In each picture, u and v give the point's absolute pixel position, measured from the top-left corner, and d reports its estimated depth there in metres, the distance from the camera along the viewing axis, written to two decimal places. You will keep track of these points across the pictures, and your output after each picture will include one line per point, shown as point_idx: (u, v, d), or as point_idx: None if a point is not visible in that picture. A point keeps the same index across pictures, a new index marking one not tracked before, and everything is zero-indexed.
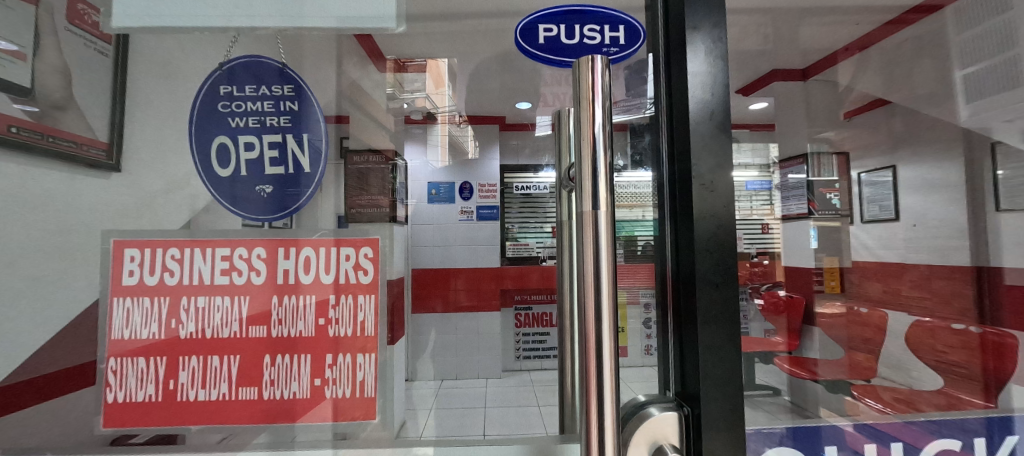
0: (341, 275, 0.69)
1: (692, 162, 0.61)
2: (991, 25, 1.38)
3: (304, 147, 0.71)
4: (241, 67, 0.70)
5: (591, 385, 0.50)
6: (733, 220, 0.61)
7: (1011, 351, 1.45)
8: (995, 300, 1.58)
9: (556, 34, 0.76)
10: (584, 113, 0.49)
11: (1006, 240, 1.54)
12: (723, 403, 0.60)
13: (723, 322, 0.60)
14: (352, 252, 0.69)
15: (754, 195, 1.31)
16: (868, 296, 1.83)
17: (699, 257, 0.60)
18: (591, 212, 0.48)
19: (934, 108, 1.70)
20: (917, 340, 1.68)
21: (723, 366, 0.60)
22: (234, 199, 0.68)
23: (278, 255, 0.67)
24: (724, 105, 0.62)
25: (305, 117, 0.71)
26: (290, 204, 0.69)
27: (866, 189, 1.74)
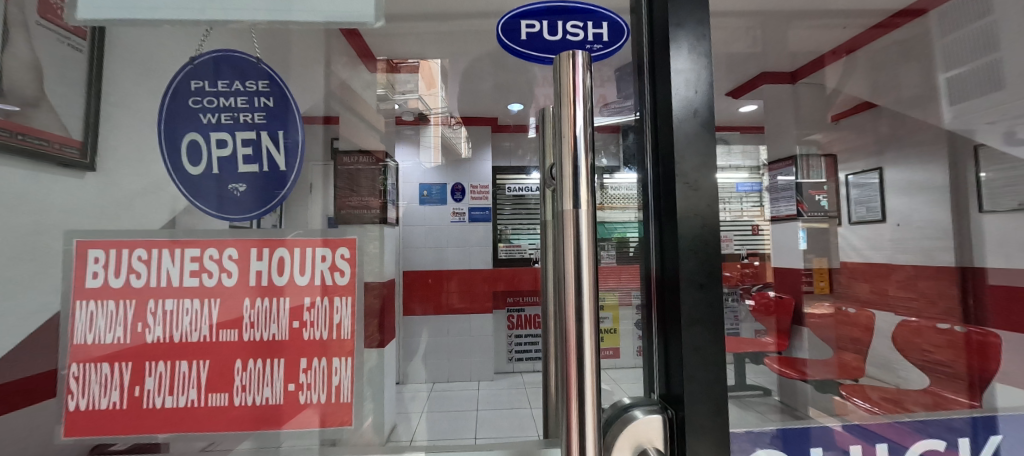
0: (317, 277, 0.68)
1: (676, 162, 0.61)
2: (971, 30, 1.41)
3: (279, 143, 0.70)
4: (213, 62, 0.69)
5: (572, 388, 0.49)
6: (717, 220, 0.61)
7: (994, 350, 1.46)
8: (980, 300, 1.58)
9: (539, 30, 0.74)
10: (565, 111, 0.48)
11: (988, 240, 1.55)
12: (707, 404, 0.60)
13: (705, 322, 0.60)
14: (328, 252, 0.69)
15: (744, 197, 1.34)
16: (858, 297, 1.83)
17: (682, 257, 0.60)
18: (570, 211, 0.48)
19: (918, 110, 1.72)
20: (906, 341, 1.74)
21: (707, 367, 0.60)
22: (206, 198, 0.67)
23: (249, 256, 0.66)
24: (708, 104, 0.62)
25: (280, 113, 0.71)
26: (266, 202, 0.68)
27: (854, 191, 1.78)
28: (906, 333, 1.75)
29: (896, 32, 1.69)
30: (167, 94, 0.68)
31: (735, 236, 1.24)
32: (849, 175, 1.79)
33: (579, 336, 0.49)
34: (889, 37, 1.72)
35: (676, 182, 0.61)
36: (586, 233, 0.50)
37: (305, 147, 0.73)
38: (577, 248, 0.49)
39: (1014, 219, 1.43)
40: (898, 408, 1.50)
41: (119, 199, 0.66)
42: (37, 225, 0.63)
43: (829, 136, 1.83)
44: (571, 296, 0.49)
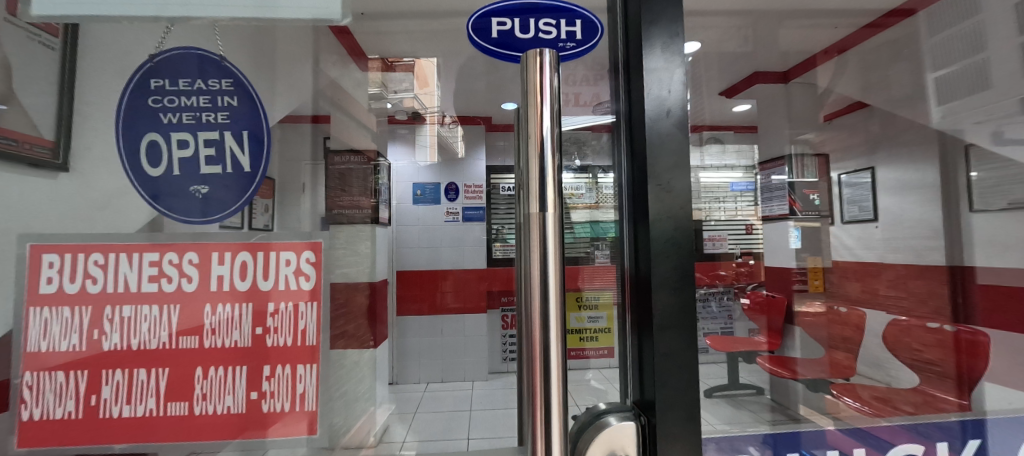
0: (281, 281, 0.67)
1: (649, 164, 0.60)
2: (959, 30, 1.41)
3: (243, 143, 0.69)
4: (173, 61, 0.68)
5: (538, 388, 0.51)
6: (690, 222, 0.60)
7: (982, 348, 1.44)
8: (970, 298, 1.56)
9: (510, 28, 0.70)
10: (531, 113, 0.50)
11: (978, 239, 1.55)
12: (679, 410, 0.59)
13: (677, 327, 0.60)
14: (294, 257, 0.68)
15: (739, 196, 1.44)
16: (847, 295, 1.88)
17: (655, 260, 0.59)
18: (537, 214, 0.50)
19: (908, 110, 1.71)
20: (895, 340, 1.70)
21: (680, 373, 0.60)
22: (169, 199, 0.66)
23: (211, 260, 0.65)
24: (682, 103, 0.62)
25: (244, 112, 0.70)
26: (230, 204, 0.68)
27: (847, 191, 1.87)
28: (895, 332, 1.72)
29: (887, 32, 1.68)
30: (128, 91, 0.67)
31: (730, 236, 1.36)
32: (841, 175, 1.89)
33: (546, 334, 0.51)
34: (881, 36, 1.70)
35: (649, 182, 0.60)
36: (553, 233, 0.51)
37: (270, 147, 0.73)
38: (541, 249, 0.50)
39: (1002, 219, 1.45)
40: (890, 409, 1.48)
41: (95, 200, 0.66)
42: (8, 227, 0.62)
43: (822, 135, 1.95)
44: (538, 301, 0.51)
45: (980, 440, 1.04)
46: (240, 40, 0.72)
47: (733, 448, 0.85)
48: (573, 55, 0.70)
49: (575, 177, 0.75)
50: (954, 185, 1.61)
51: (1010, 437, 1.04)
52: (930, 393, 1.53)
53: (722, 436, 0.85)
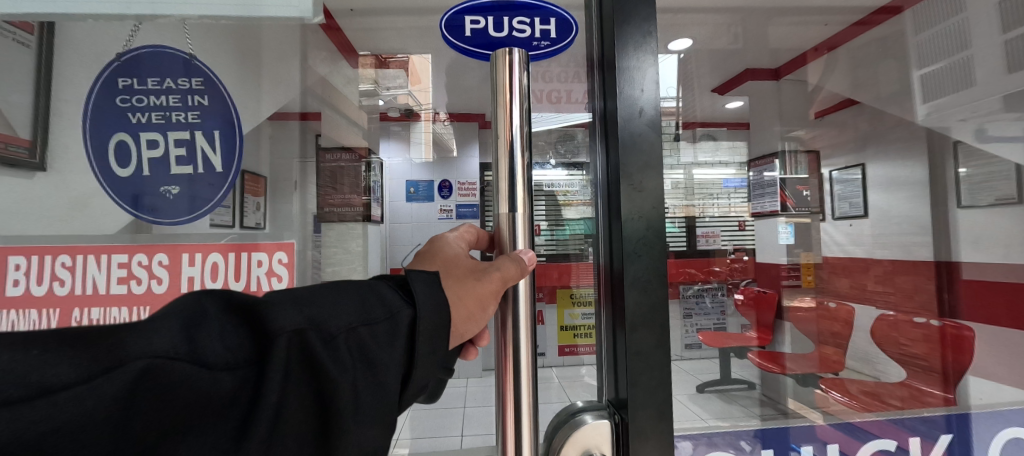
0: (252, 280, 0.82)
1: (622, 164, 0.60)
2: (944, 28, 1.49)
3: (213, 142, 0.83)
4: (138, 62, 0.81)
5: (508, 388, 0.52)
6: (662, 220, 0.61)
7: (968, 343, 1.51)
8: (954, 292, 1.64)
9: (484, 26, 0.66)
10: (502, 114, 0.51)
11: (964, 237, 1.63)
12: (651, 409, 0.60)
13: (649, 326, 0.60)
14: (266, 259, 0.82)
15: (732, 193, 1.49)
16: (837, 291, 1.77)
17: (627, 260, 0.60)
18: (507, 214, 0.51)
19: (895, 107, 1.74)
20: (883, 334, 1.71)
21: (651, 372, 0.60)
22: (147, 199, 0.80)
23: (181, 262, 0.80)
24: (656, 103, 0.62)
25: (214, 111, 0.84)
26: (206, 201, 0.82)
27: (838, 187, 1.78)
28: (882, 325, 1.72)
29: (876, 29, 1.72)
30: (96, 93, 0.80)
31: (723, 233, 1.44)
32: (832, 171, 1.79)
33: (516, 332, 0.52)
34: (870, 34, 1.73)
35: (621, 176, 0.61)
36: (522, 232, 0.53)
37: (239, 144, 0.86)
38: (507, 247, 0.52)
39: (1002, 213, 1.49)
40: (880, 403, 1.51)
41: (74, 198, 0.79)
42: None
43: (812, 132, 1.81)
44: (508, 301, 0.52)
45: (950, 433, 1.04)
46: (212, 43, 0.86)
47: (720, 443, 0.87)
48: (551, 53, 0.68)
49: (567, 174, 0.75)
50: (944, 183, 1.67)
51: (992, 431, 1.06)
52: (915, 387, 1.57)
53: (711, 431, 0.86)
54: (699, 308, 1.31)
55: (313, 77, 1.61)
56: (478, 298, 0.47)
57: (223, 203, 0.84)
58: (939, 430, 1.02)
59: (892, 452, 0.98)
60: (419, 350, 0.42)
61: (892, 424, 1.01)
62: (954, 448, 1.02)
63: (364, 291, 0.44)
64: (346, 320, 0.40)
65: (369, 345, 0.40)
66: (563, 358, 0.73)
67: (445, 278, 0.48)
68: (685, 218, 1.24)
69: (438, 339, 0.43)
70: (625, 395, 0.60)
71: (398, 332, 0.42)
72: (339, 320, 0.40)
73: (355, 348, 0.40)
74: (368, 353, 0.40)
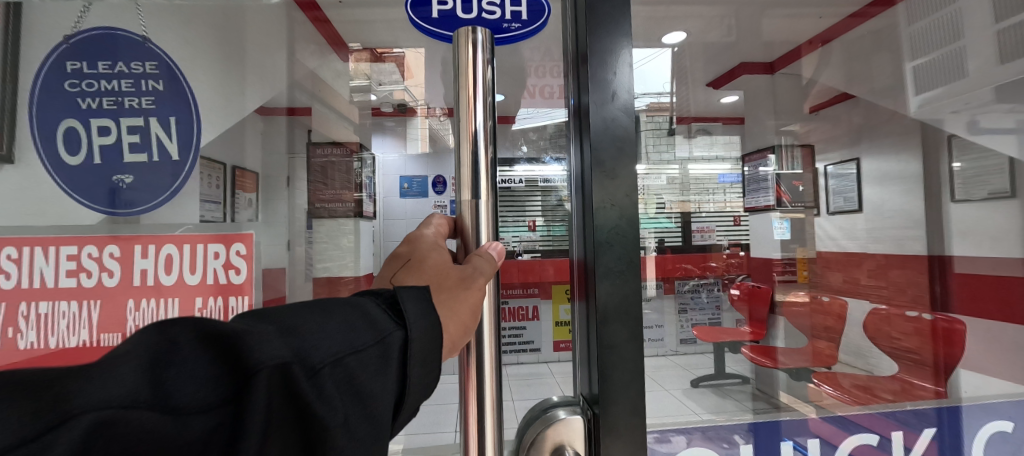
0: (210, 273, 0.83)
1: (594, 150, 0.59)
2: (939, 17, 1.40)
3: (169, 130, 0.84)
4: (86, 43, 0.82)
5: (470, 387, 0.50)
6: (636, 211, 0.60)
7: (959, 337, 1.44)
8: (946, 286, 1.55)
9: (452, 8, 0.63)
10: (464, 97, 0.48)
11: (955, 228, 1.58)
12: (625, 404, 0.59)
13: (621, 317, 0.59)
14: (224, 250, 0.83)
15: (727, 187, 1.49)
16: (830, 285, 1.80)
17: (600, 250, 0.59)
18: (469, 201, 0.49)
19: (888, 101, 1.72)
20: (874, 328, 1.65)
21: (624, 367, 0.59)
22: (124, 195, 0.82)
23: (134, 254, 0.80)
24: (629, 87, 0.61)
25: (169, 97, 0.85)
26: (165, 190, 0.84)
27: (832, 182, 1.83)
28: (873, 320, 1.66)
29: (870, 21, 1.68)
30: (44, 73, 0.80)
31: (718, 227, 1.43)
32: (827, 166, 1.83)
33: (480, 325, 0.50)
34: (865, 27, 1.69)
35: (594, 162, 0.59)
36: (487, 224, 0.50)
37: (195, 133, 0.88)
38: (469, 241, 0.49)
39: (983, 207, 1.47)
40: (870, 396, 1.49)
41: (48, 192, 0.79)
42: None
43: (806, 127, 1.88)
44: None
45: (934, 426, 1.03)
46: (165, 32, 0.89)
47: (711, 437, 0.87)
48: (520, 37, 0.65)
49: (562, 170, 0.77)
50: (936, 175, 1.63)
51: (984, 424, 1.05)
52: (908, 381, 1.54)
53: (705, 424, 0.87)
54: (695, 303, 1.36)
55: (302, 70, 1.68)
56: (465, 319, 0.42)
57: (184, 190, 0.86)
58: (925, 423, 1.02)
59: (876, 446, 0.98)
60: (413, 376, 0.36)
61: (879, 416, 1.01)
62: (935, 443, 1.02)
63: (354, 312, 0.36)
64: (337, 347, 0.32)
65: (362, 379, 0.33)
66: (559, 353, 0.77)
67: (434, 293, 0.42)
68: (679, 213, 1.27)
69: (429, 363, 0.38)
70: (600, 391, 0.59)
71: (390, 360, 0.35)
72: (329, 348, 0.32)
73: (347, 383, 0.32)
74: (361, 386, 0.33)
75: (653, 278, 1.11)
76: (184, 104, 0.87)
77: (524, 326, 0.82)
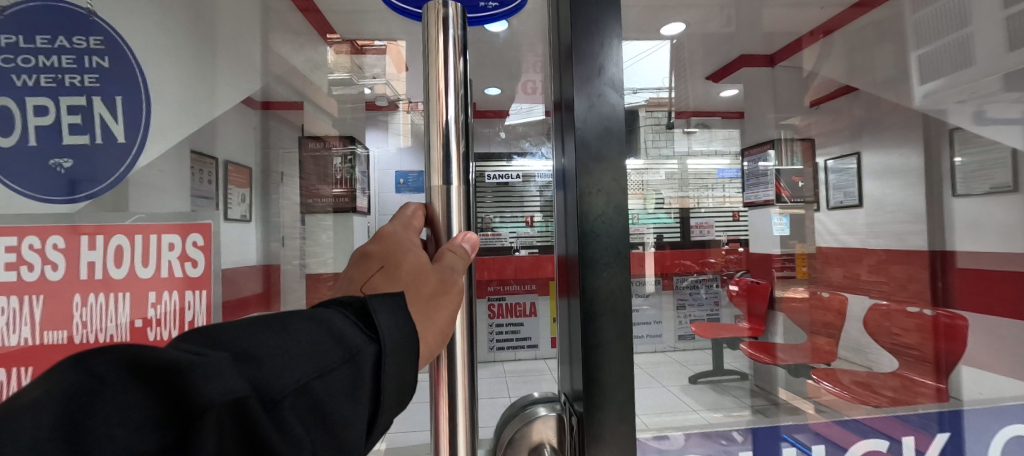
0: (165, 265, 0.83)
1: (578, 131, 0.56)
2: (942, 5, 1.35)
3: (116, 111, 0.86)
4: (28, 17, 0.81)
5: (441, 386, 0.46)
6: (624, 195, 0.57)
7: (960, 333, 1.39)
8: (949, 282, 1.52)
9: None
10: (435, 74, 0.46)
11: (959, 221, 1.53)
12: (613, 401, 0.57)
13: (613, 312, 0.57)
14: (178, 240, 0.84)
15: (727, 183, 1.50)
16: (829, 281, 1.82)
17: (586, 239, 0.56)
18: (439, 186, 0.46)
19: (890, 92, 1.68)
20: (874, 325, 1.63)
21: (612, 366, 0.57)
22: (77, 182, 0.82)
23: (81, 245, 0.81)
24: (617, 66, 0.58)
25: (116, 76, 0.86)
26: (104, 178, 0.84)
27: (833, 176, 1.81)
28: (874, 316, 1.64)
29: (874, 12, 1.62)
30: None
31: (717, 223, 1.42)
32: (828, 161, 1.83)
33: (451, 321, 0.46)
34: (868, 17, 1.63)
35: (578, 149, 0.56)
36: (459, 211, 0.47)
37: (143, 113, 0.88)
38: (441, 232, 0.46)
39: (987, 201, 1.42)
40: (871, 394, 1.46)
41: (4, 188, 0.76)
42: None
43: (806, 120, 1.86)
44: None
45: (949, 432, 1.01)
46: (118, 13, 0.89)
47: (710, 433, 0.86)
48: (497, 17, 0.63)
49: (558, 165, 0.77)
50: (939, 169, 1.60)
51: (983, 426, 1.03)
52: (908, 378, 1.50)
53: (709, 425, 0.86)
54: (693, 299, 1.34)
55: (280, 64, 1.56)
56: (439, 321, 0.39)
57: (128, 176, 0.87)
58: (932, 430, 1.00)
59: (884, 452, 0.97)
60: (385, 390, 0.33)
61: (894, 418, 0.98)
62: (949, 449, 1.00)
63: (318, 326, 0.31)
64: (298, 373, 0.28)
65: (327, 403, 0.29)
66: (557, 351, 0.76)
67: (411, 300, 0.38)
68: (679, 209, 1.31)
69: (401, 377, 0.34)
70: (589, 391, 0.57)
71: (360, 376, 0.31)
72: (287, 375, 0.27)
73: (310, 410, 0.28)
74: (327, 411, 0.29)
75: (651, 273, 1.10)
76: (129, 83, 0.87)
77: (522, 322, 0.82)
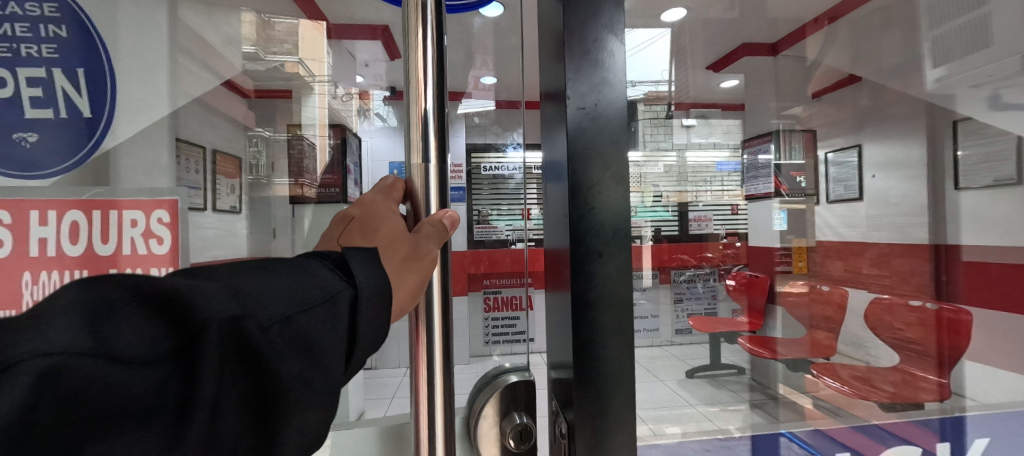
0: (126, 245, 0.57)
1: (568, 96, 0.51)
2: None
3: (77, 83, 0.57)
4: None
5: (420, 377, 0.42)
6: (623, 166, 0.53)
7: (964, 327, 1.35)
8: (952, 276, 1.48)
9: None
10: (411, 37, 0.42)
11: (965, 212, 1.47)
12: (615, 397, 0.52)
13: (612, 308, 0.52)
14: (142, 216, 0.57)
15: (726, 176, 1.51)
16: (829, 275, 1.82)
17: (581, 216, 0.51)
18: (418, 164, 0.42)
19: (899, 80, 1.65)
20: (875, 318, 1.59)
21: (613, 359, 0.52)
22: (20, 165, 0.55)
23: (29, 220, 0.55)
24: (613, 25, 0.53)
25: (77, 49, 0.57)
26: (39, 167, 0.55)
27: (833, 169, 1.84)
28: (875, 308, 1.61)
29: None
30: None
31: (715, 216, 1.44)
32: (828, 153, 1.85)
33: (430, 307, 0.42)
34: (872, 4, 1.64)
35: (571, 120, 0.51)
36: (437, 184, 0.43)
37: (112, 87, 0.58)
38: (420, 207, 0.42)
39: (991, 194, 1.38)
40: (872, 389, 1.42)
41: None
42: None
43: (810, 110, 1.90)
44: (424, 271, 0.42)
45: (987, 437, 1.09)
46: None
47: None
48: None
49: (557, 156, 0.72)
50: (942, 162, 1.55)
51: (1007, 430, 1.08)
52: (910, 372, 1.45)
53: None
54: (690, 293, 1.39)
55: None
56: (410, 292, 0.36)
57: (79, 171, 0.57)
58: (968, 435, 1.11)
59: None
60: (362, 345, 0.27)
61: (917, 425, 1.19)
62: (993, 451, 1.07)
63: (309, 265, 0.27)
64: (294, 304, 0.24)
65: (319, 346, 0.24)
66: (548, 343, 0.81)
67: (387, 264, 0.35)
68: (678, 203, 1.34)
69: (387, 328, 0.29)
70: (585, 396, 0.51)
71: (343, 324, 0.26)
72: (287, 302, 0.24)
73: (300, 351, 0.24)
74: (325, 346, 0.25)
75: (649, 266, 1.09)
76: (97, 46, 0.57)
77: (519, 317, 0.69)
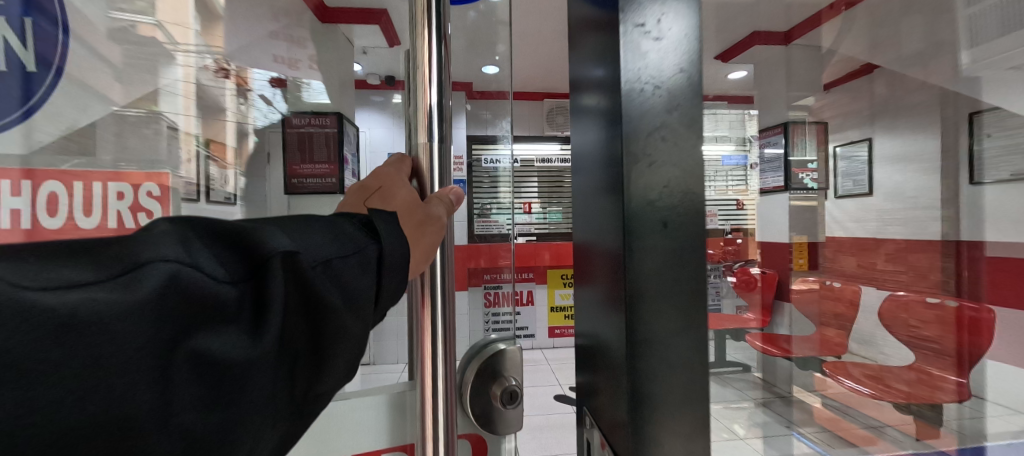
0: (110, 220, 0.48)
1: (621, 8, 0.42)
2: None
3: (25, 33, 0.45)
4: None
5: (427, 327, 0.58)
6: (692, 106, 0.43)
7: (987, 326, 1.18)
8: (976, 273, 1.26)
9: None
10: (420, 48, 0.56)
11: (989, 208, 1.22)
12: (683, 420, 0.43)
13: (666, 293, 0.43)
14: (127, 189, 0.49)
15: (730, 171, 1.40)
16: (842, 270, 1.83)
17: (637, 171, 0.42)
18: (423, 144, 0.57)
19: (919, 67, 1.53)
20: (891, 315, 1.50)
21: (676, 371, 0.43)
22: None
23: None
24: None
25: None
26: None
27: (842, 163, 1.79)
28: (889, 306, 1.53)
29: None
30: None
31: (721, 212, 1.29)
32: (837, 147, 1.82)
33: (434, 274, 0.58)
34: None
35: (625, 36, 0.42)
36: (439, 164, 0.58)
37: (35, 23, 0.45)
38: (426, 183, 0.56)
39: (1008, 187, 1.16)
40: (882, 388, 1.42)
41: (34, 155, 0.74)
42: None
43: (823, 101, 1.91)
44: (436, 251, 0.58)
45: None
46: None
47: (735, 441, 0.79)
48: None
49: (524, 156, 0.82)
50: (954, 153, 1.36)
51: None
52: (925, 371, 1.38)
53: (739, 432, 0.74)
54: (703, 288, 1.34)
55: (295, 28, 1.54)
56: (422, 244, 0.47)
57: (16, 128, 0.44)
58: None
59: None
60: (385, 283, 0.39)
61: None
62: None
63: (337, 224, 0.37)
64: (329, 251, 0.34)
65: (348, 279, 0.35)
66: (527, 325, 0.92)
67: (401, 219, 0.46)
68: None
69: (404, 273, 0.41)
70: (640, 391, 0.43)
71: (370, 267, 0.37)
72: (325, 248, 0.34)
73: (336, 282, 0.34)
74: (350, 283, 0.35)
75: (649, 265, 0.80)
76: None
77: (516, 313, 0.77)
